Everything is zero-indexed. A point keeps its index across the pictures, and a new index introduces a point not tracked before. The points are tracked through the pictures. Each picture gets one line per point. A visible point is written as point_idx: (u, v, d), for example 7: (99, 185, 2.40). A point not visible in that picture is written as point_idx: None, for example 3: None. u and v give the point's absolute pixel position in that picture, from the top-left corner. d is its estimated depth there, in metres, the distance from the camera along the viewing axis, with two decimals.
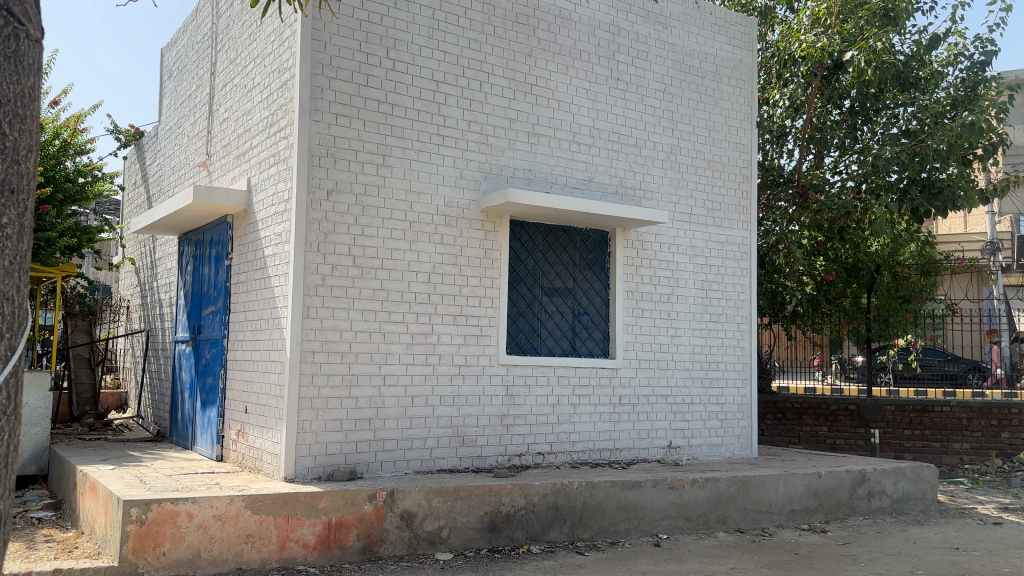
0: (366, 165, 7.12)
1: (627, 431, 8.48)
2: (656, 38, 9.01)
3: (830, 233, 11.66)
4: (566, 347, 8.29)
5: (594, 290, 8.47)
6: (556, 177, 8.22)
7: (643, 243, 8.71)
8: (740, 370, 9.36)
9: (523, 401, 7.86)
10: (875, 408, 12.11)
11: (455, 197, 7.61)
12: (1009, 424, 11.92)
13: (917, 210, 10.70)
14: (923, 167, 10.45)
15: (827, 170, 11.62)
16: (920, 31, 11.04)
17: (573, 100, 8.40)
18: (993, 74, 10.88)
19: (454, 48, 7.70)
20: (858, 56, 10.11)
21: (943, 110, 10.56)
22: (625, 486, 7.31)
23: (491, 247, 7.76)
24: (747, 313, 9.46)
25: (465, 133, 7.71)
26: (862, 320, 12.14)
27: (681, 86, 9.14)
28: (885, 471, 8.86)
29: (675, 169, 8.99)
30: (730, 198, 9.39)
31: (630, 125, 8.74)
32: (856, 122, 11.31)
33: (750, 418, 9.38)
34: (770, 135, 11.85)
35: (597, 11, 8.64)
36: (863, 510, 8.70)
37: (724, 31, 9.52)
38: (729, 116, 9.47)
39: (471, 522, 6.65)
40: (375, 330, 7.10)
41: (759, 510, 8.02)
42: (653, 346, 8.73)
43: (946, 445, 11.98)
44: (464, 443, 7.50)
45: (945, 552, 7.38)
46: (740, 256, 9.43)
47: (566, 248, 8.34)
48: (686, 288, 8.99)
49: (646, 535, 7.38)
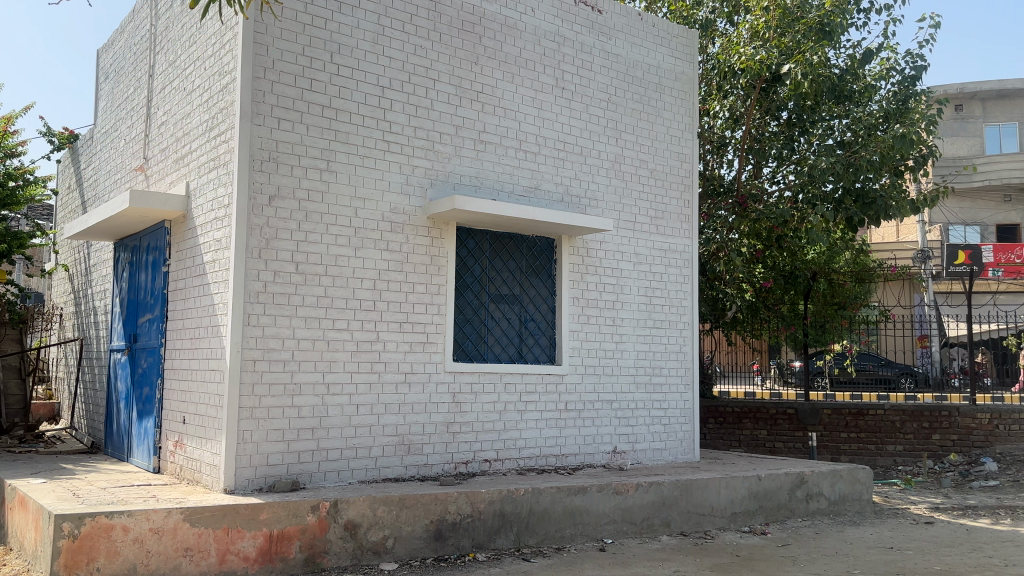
0: (308, 171, 7.03)
1: (572, 437, 8.52)
2: (600, 48, 9.13)
3: (769, 241, 11.83)
4: (513, 353, 8.31)
5: (541, 296, 8.52)
6: (502, 185, 8.23)
7: (588, 250, 8.78)
8: (683, 374, 9.51)
9: (469, 408, 7.83)
10: (813, 411, 12.43)
11: (401, 203, 7.56)
12: (938, 426, 12.22)
13: (851, 219, 11.07)
14: (857, 177, 10.81)
15: (766, 179, 11.89)
16: (854, 46, 11.41)
17: (519, 108, 8.43)
18: (923, 88, 11.33)
19: (399, 55, 7.66)
20: (795, 69, 10.45)
21: (876, 122, 10.95)
22: (571, 491, 7.35)
23: (438, 253, 7.74)
24: (689, 319, 9.61)
25: (411, 139, 7.67)
26: (799, 326, 12.75)
27: (625, 96, 9.27)
28: (823, 474, 9.08)
29: (619, 178, 9.10)
30: (673, 206, 9.55)
31: (575, 134, 8.82)
32: (793, 134, 11.61)
33: (692, 422, 9.53)
34: (711, 146, 12.13)
35: (543, 21, 8.70)
36: (801, 511, 8.90)
37: (666, 43, 9.70)
38: (671, 126, 9.64)
39: (417, 531, 6.58)
40: (319, 338, 7.00)
41: (702, 513, 8.15)
42: (599, 352, 8.81)
43: (880, 447, 12.34)
44: (410, 452, 7.44)
45: (879, 551, 7.59)
46: (682, 264, 9.58)
47: (512, 254, 8.38)
48: (630, 294, 9.09)
49: (591, 540, 7.42)
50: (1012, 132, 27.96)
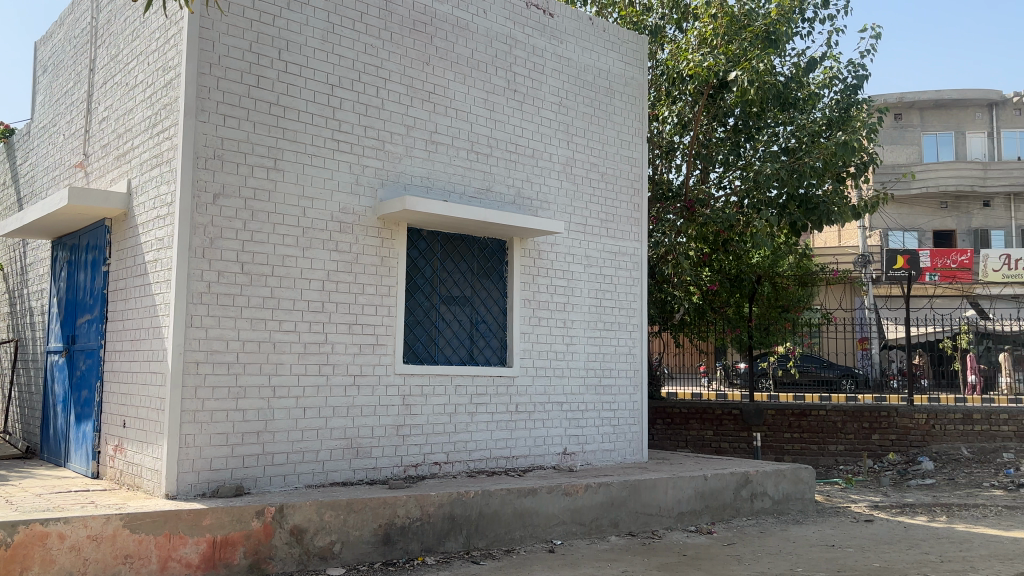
0: (255, 169, 6.90)
1: (523, 439, 8.52)
2: (552, 51, 9.17)
3: (715, 245, 12.19)
4: (464, 355, 8.29)
5: (492, 298, 8.52)
6: (453, 186, 8.20)
7: (540, 252, 8.81)
8: (631, 376, 9.60)
9: (419, 411, 7.77)
10: (757, 412, 12.77)
11: (350, 203, 7.47)
12: (878, 426, 12.52)
13: (794, 223, 11.34)
14: (801, 183, 11.06)
15: (713, 184, 12.09)
16: (799, 54, 11.68)
17: (470, 109, 8.42)
18: (864, 97, 11.66)
19: (349, 53, 7.58)
20: (742, 76, 10.65)
21: (819, 129, 11.24)
22: (520, 493, 7.35)
23: (388, 254, 7.67)
24: (638, 321, 9.71)
25: (361, 138, 7.60)
26: (744, 328, 13.03)
27: (576, 100, 9.33)
28: (767, 473, 9.26)
29: (570, 181, 9.15)
30: (623, 210, 9.63)
31: (527, 136, 8.84)
32: (739, 140, 11.82)
33: (641, 423, 9.62)
34: (660, 150, 12.26)
35: (495, 23, 8.71)
36: (746, 510, 9.07)
37: (617, 48, 9.79)
38: (621, 131, 9.73)
39: (365, 535, 6.50)
40: (265, 340, 6.87)
41: (650, 513, 8.23)
42: (550, 354, 8.84)
43: (822, 447, 12.63)
44: (358, 455, 7.35)
45: (821, 549, 7.76)
46: (632, 266, 9.68)
47: (464, 256, 8.35)
48: (580, 296, 9.15)
49: (540, 542, 7.43)
50: (948, 141, 28.94)
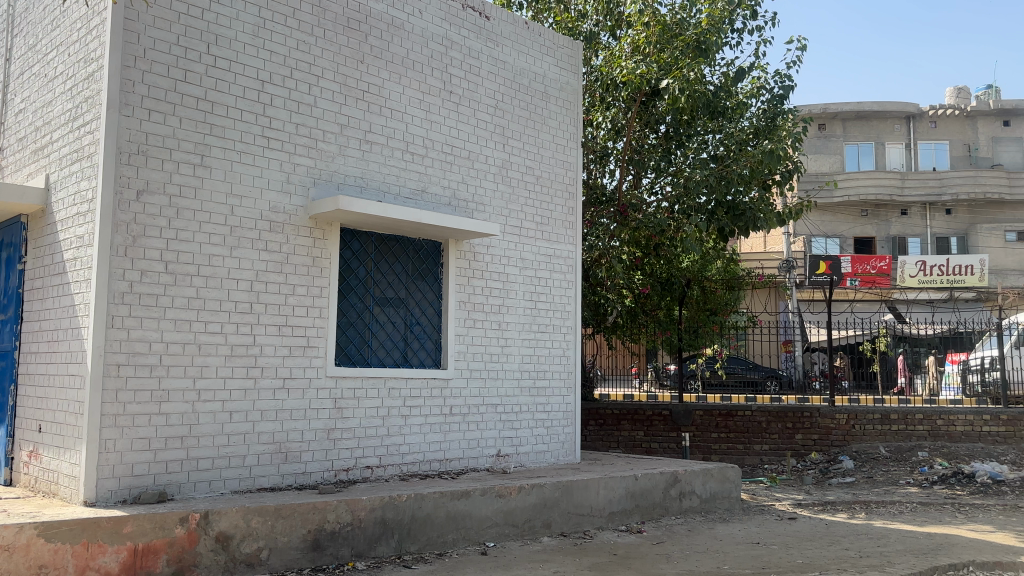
0: (181, 165, 6.71)
1: (456, 441, 8.49)
2: (488, 54, 9.18)
3: (647, 249, 12.34)
4: (397, 357, 8.22)
5: (427, 300, 8.47)
6: (388, 186, 8.12)
7: (475, 254, 8.80)
8: (565, 378, 9.67)
9: (351, 414, 7.67)
10: (686, 413, 13.02)
11: (281, 202, 7.33)
12: (801, 426, 12.89)
13: (722, 229, 11.61)
14: (728, 190, 11.36)
15: (645, 190, 12.29)
16: (728, 64, 11.97)
17: (405, 109, 8.36)
18: (790, 107, 12.02)
19: (280, 49, 7.44)
20: (673, 84, 10.88)
21: (747, 138, 11.56)
22: (453, 496, 7.32)
23: (320, 254, 7.55)
24: (572, 324, 9.78)
25: (292, 136, 7.46)
26: (674, 331, 13.38)
27: (512, 103, 9.37)
28: (695, 473, 9.45)
29: (506, 183, 9.17)
30: (557, 213, 9.70)
31: (462, 138, 8.82)
32: (670, 146, 12.06)
33: (574, 425, 9.71)
34: (594, 155, 12.45)
35: (430, 23, 8.67)
36: (675, 509, 9.23)
37: (552, 53, 9.86)
38: (556, 135, 9.81)
39: (293, 541, 6.37)
40: (190, 341, 6.68)
41: (581, 513, 8.30)
42: (484, 356, 8.84)
43: (748, 447, 12.95)
44: (287, 459, 7.20)
45: (747, 547, 7.95)
46: (566, 270, 9.76)
47: (398, 257, 8.28)
48: (515, 298, 9.17)
49: (473, 544, 7.41)
50: (868, 151, 30.08)
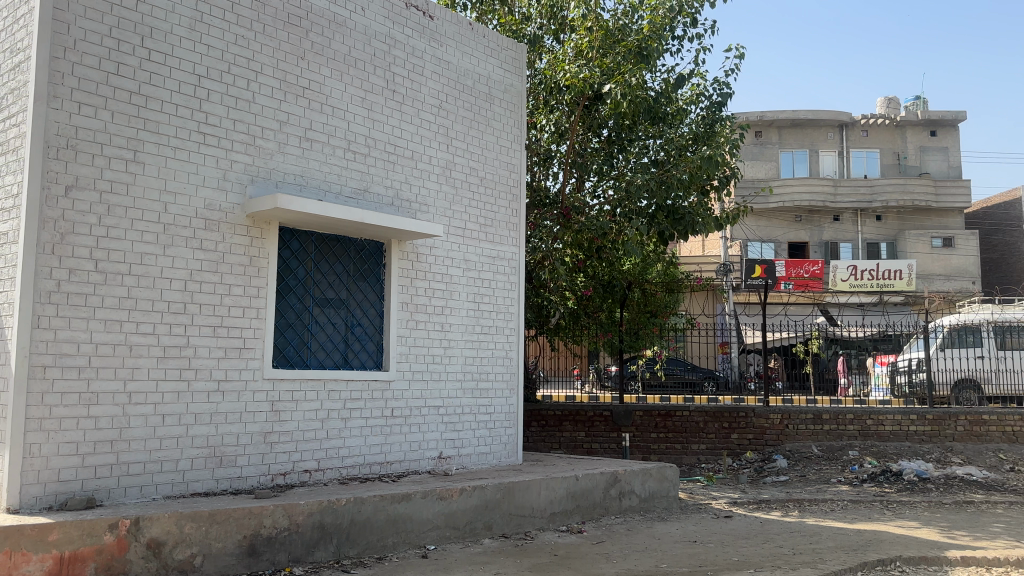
0: (112, 161, 6.50)
1: (397, 444, 8.40)
2: (431, 54, 9.13)
3: (589, 251, 12.58)
4: (338, 359, 8.10)
5: (368, 301, 8.37)
6: (329, 185, 8.00)
7: (418, 255, 8.74)
8: (508, 379, 9.67)
9: (289, 417, 7.52)
10: (627, 414, 13.14)
11: (217, 200, 7.15)
12: (737, 426, 13.17)
13: (662, 233, 11.72)
14: (669, 194, 11.49)
15: (588, 193, 12.38)
16: (669, 71, 12.15)
17: (347, 107, 8.25)
18: (728, 114, 12.25)
19: (218, 44, 7.27)
20: (615, 89, 11.00)
21: (686, 144, 11.76)
22: (393, 499, 7.24)
23: (257, 253, 7.39)
24: (515, 325, 9.79)
25: (230, 132, 7.29)
26: (616, 333, 13.41)
27: (456, 103, 9.33)
28: (635, 473, 9.55)
29: (449, 184, 9.13)
30: (501, 215, 9.70)
31: (405, 138, 8.75)
32: (612, 151, 12.18)
33: (516, 426, 9.71)
34: (537, 158, 12.48)
35: (373, 21, 8.57)
36: (615, 509, 9.31)
37: (496, 54, 9.86)
38: (500, 137, 9.81)
39: (228, 547, 6.21)
40: (121, 342, 6.47)
41: (522, 515, 8.30)
42: (426, 357, 8.77)
43: (686, 446, 13.14)
44: (222, 463, 7.02)
45: (685, 545, 8.06)
46: (509, 272, 9.76)
47: (339, 258, 8.16)
48: (458, 300, 9.13)
49: (413, 547, 7.34)
50: (803, 158, 30.87)
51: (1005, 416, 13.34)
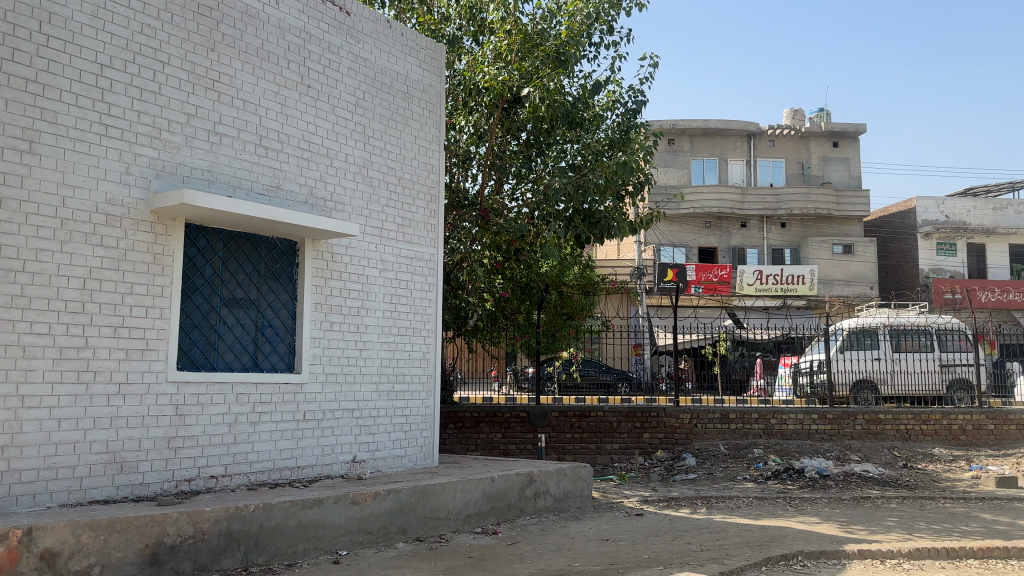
0: (5, 151, 6.14)
1: (309, 448, 8.21)
2: (348, 50, 8.97)
3: (508, 253, 12.56)
4: (247, 361, 7.87)
5: (279, 301, 8.16)
6: (239, 180, 7.77)
7: (333, 255, 8.57)
8: (424, 381, 9.59)
9: (194, 421, 7.26)
10: (543, 414, 13.23)
11: (119, 194, 6.83)
12: (648, 426, 13.45)
13: (579, 236, 11.88)
14: (585, 199, 11.64)
15: (506, 196, 12.40)
16: (586, 77, 12.30)
17: (260, 101, 8.02)
18: (642, 121, 12.49)
19: (122, 32, 6.96)
20: (534, 93, 11.08)
21: (602, 149, 11.94)
22: (304, 504, 7.08)
23: (162, 251, 7.10)
24: (432, 327, 9.72)
25: (134, 124, 6.98)
26: (533, 334, 13.68)
27: (373, 101, 9.20)
28: (549, 473, 9.62)
29: (366, 183, 9.00)
30: (419, 215, 9.61)
31: (320, 134, 8.57)
32: (531, 154, 12.25)
33: (431, 429, 9.64)
34: (457, 159, 12.37)
35: (288, 15, 8.37)
36: (529, 510, 9.35)
37: (414, 53, 9.77)
38: (419, 136, 9.72)
39: (128, 556, 5.95)
40: (13, 343, 6.12)
41: (437, 517, 8.24)
42: (341, 360, 8.61)
43: (599, 446, 13.33)
44: (122, 470, 6.72)
45: (597, 544, 8.16)
46: (427, 273, 9.68)
47: (249, 256, 7.94)
48: (374, 301, 9.00)
49: (324, 553, 7.18)
50: (713, 166, 31.80)
51: (900, 415, 13.99)
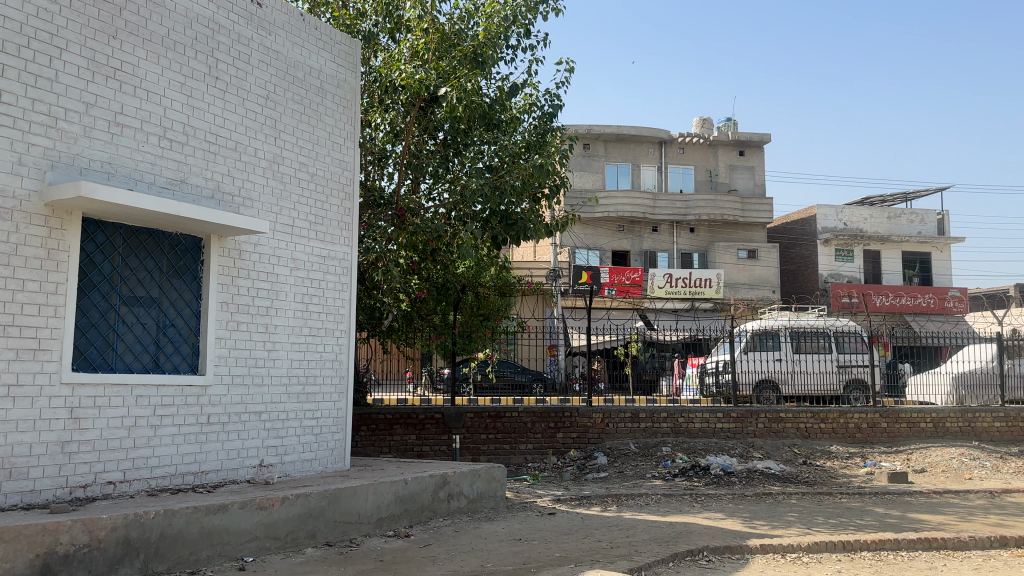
0: None
1: (214, 452, 7.94)
2: (258, 42, 8.73)
3: (424, 254, 12.57)
4: (147, 362, 7.56)
5: (183, 300, 7.87)
6: (142, 173, 7.45)
7: (241, 252, 8.32)
8: (336, 383, 9.42)
9: (91, 425, 6.92)
10: (457, 415, 13.14)
11: (10, 185, 6.46)
12: (562, 426, 13.65)
13: (496, 238, 11.92)
14: (502, 200, 11.68)
15: (423, 195, 12.32)
16: (503, 79, 12.34)
17: (165, 92, 7.72)
18: (558, 124, 12.61)
19: (15, 15, 6.59)
20: (452, 93, 11.04)
21: (520, 151, 12.02)
22: (208, 510, 6.84)
23: (56, 246, 6.75)
24: (345, 327, 9.55)
25: (27, 112, 6.62)
26: (448, 335, 13.48)
27: (284, 95, 8.97)
28: (463, 474, 9.59)
29: (276, 178, 8.78)
30: (333, 213, 9.44)
31: (228, 128, 8.31)
32: (448, 154, 12.16)
33: (343, 431, 9.47)
34: (372, 157, 12.25)
35: (195, 4, 8.09)
36: (442, 512, 9.29)
37: (328, 48, 9.59)
38: (332, 132, 9.55)
39: (17, 568, 5.63)
40: None
41: (348, 521, 8.09)
42: (248, 361, 8.36)
43: (514, 446, 13.45)
44: (11, 477, 6.35)
45: (510, 544, 8.19)
46: (340, 272, 9.50)
47: (151, 253, 7.63)
48: (284, 300, 8.78)
49: (230, 560, 6.96)
50: (626, 171, 32.40)
51: (800, 414, 14.57)
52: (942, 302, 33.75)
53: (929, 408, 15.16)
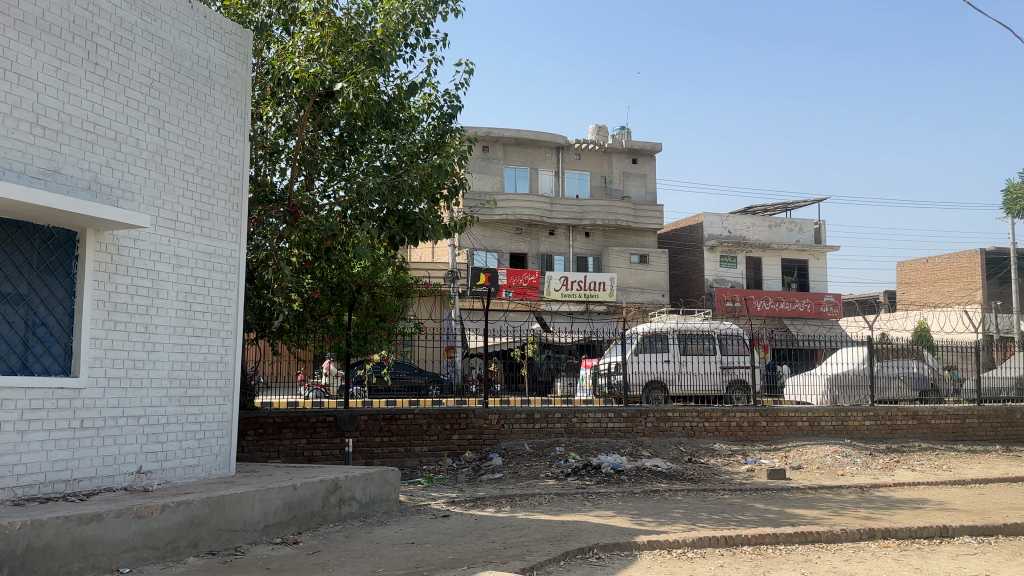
0: None
1: (87, 459, 7.53)
2: (142, 28, 8.34)
3: (318, 253, 12.24)
4: (14, 363, 7.09)
5: (55, 297, 7.43)
6: (10, 161, 6.99)
7: (119, 248, 7.93)
8: (221, 385, 9.09)
9: None
10: (351, 418, 13.00)
11: None
12: (458, 427, 13.66)
13: (393, 237, 11.80)
14: (400, 200, 11.58)
15: (317, 192, 12.05)
16: (401, 77, 12.25)
17: (37, 76, 7.26)
18: (457, 125, 12.60)
19: None
20: (348, 89, 10.75)
21: (418, 151, 12.04)
22: (81, 520, 6.48)
23: None
24: (232, 327, 9.23)
25: None
26: (342, 336, 13.33)
27: (169, 85, 8.61)
28: (355, 478, 9.44)
29: (160, 171, 8.41)
30: (219, 209, 9.12)
31: (108, 117, 7.90)
32: (344, 151, 11.96)
33: (228, 435, 9.15)
34: (263, 151, 11.90)
35: None
36: (333, 517, 9.10)
37: (218, 37, 9.25)
38: (220, 125, 9.22)
39: None
40: None
41: (233, 529, 7.82)
42: (126, 362, 7.97)
43: (408, 449, 13.33)
44: None
45: (402, 547, 8.10)
46: (227, 269, 9.18)
47: (19, 247, 7.18)
48: (166, 298, 8.42)
49: (104, 572, 6.60)
50: (524, 175, 32.70)
51: (686, 413, 15.08)
52: (819, 307, 35.46)
53: (806, 408, 15.92)
